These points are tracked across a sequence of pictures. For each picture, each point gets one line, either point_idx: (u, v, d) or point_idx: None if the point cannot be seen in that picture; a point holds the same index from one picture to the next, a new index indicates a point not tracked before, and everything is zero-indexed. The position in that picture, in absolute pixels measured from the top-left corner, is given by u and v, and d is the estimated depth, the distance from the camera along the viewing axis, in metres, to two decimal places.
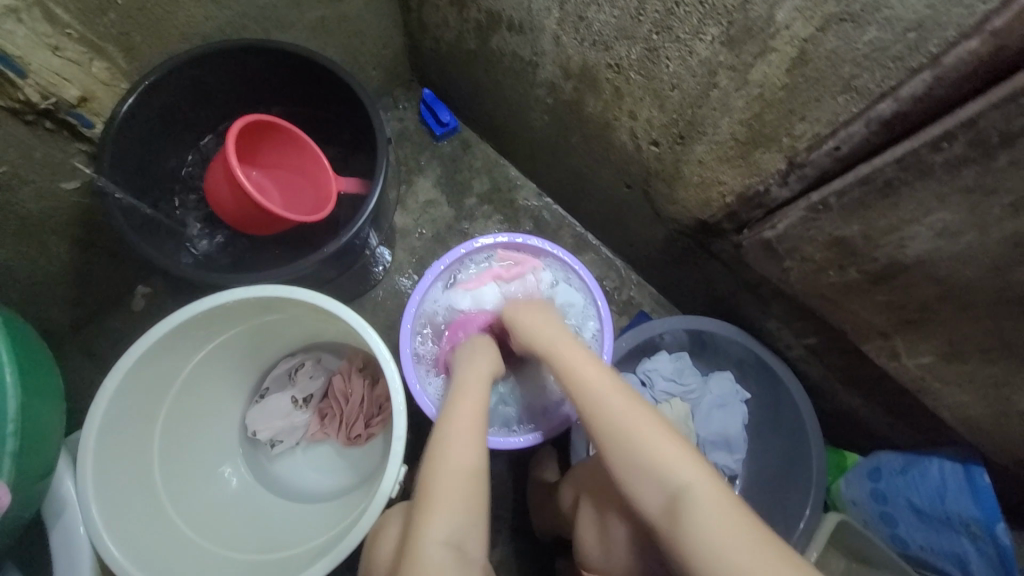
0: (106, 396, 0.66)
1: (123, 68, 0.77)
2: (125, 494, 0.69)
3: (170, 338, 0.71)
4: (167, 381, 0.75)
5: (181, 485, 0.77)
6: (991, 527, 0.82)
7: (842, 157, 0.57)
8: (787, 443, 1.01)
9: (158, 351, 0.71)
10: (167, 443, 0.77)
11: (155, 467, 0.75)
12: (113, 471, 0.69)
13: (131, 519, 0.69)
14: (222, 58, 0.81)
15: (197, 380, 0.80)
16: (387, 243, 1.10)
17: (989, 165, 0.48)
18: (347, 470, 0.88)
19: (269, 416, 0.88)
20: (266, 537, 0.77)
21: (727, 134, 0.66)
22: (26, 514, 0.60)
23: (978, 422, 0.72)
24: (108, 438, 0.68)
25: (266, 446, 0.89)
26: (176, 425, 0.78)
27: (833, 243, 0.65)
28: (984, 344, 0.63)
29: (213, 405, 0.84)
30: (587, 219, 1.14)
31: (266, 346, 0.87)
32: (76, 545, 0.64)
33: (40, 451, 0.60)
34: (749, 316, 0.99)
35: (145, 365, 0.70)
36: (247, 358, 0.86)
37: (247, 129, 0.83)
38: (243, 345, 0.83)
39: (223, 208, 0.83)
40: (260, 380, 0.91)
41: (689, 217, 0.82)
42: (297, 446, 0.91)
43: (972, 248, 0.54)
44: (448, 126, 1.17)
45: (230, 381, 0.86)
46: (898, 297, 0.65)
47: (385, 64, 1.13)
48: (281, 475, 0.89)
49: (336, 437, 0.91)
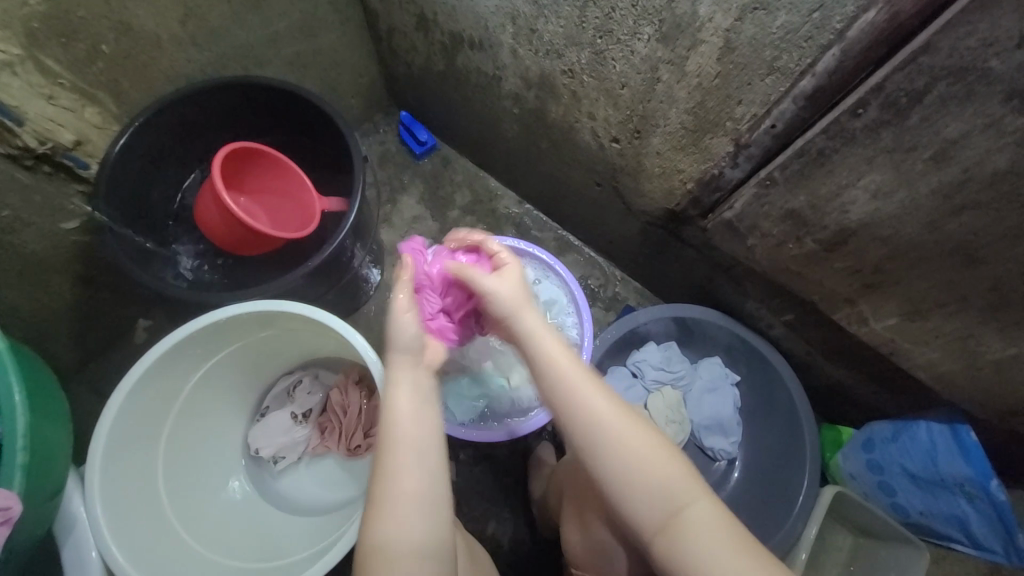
0: (109, 418, 0.70)
1: (113, 111, 0.84)
2: (133, 513, 0.72)
3: (168, 359, 0.75)
4: (168, 402, 0.78)
5: (188, 504, 0.80)
6: (986, 485, 0.80)
7: (780, 133, 0.62)
8: (780, 421, 1.02)
9: (159, 372, 0.75)
10: (172, 464, 0.80)
11: (161, 487, 0.77)
12: (121, 490, 0.72)
13: (140, 537, 0.71)
14: (204, 96, 0.87)
15: (198, 400, 0.83)
16: (376, 260, 1.15)
17: (903, 125, 0.53)
18: (348, 480, 0.90)
19: (271, 433, 0.91)
20: (272, 549, 0.79)
21: (677, 123, 0.71)
22: (38, 532, 0.63)
23: (951, 378, 0.74)
24: (113, 459, 0.71)
25: (269, 463, 0.92)
26: (181, 446, 0.82)
27: (787, 216, 0.69)
28: (941, 299, 0.66)
29: (216, 425, 0.88)
30: (566, 221, 1.18)
31: (263, 364, 0.91)
32: (87, 564, 0.66)
33: (47, 468, 0.64)
34: (728, 299, 1.01)
35: (148, 385, 0.74)
36: (246, 378, 0.90)
37: (231, 156, 0.89)
38: (240, 363, 0.87)
39: (213, 232, 0.88)
40: (261, 399, 0.94)
41: (656, 207, 0.86)
42: (300, 461, 0.94)
43: (907, 204, 0.58)
44: (427, 144, 1.23)
45: (231, 402, 0.90)
46: (855, 262, 0.68)
47: (363, 92, 1.19)
48: (286, 491, 0.91)
49: (337, 449, 0.93)
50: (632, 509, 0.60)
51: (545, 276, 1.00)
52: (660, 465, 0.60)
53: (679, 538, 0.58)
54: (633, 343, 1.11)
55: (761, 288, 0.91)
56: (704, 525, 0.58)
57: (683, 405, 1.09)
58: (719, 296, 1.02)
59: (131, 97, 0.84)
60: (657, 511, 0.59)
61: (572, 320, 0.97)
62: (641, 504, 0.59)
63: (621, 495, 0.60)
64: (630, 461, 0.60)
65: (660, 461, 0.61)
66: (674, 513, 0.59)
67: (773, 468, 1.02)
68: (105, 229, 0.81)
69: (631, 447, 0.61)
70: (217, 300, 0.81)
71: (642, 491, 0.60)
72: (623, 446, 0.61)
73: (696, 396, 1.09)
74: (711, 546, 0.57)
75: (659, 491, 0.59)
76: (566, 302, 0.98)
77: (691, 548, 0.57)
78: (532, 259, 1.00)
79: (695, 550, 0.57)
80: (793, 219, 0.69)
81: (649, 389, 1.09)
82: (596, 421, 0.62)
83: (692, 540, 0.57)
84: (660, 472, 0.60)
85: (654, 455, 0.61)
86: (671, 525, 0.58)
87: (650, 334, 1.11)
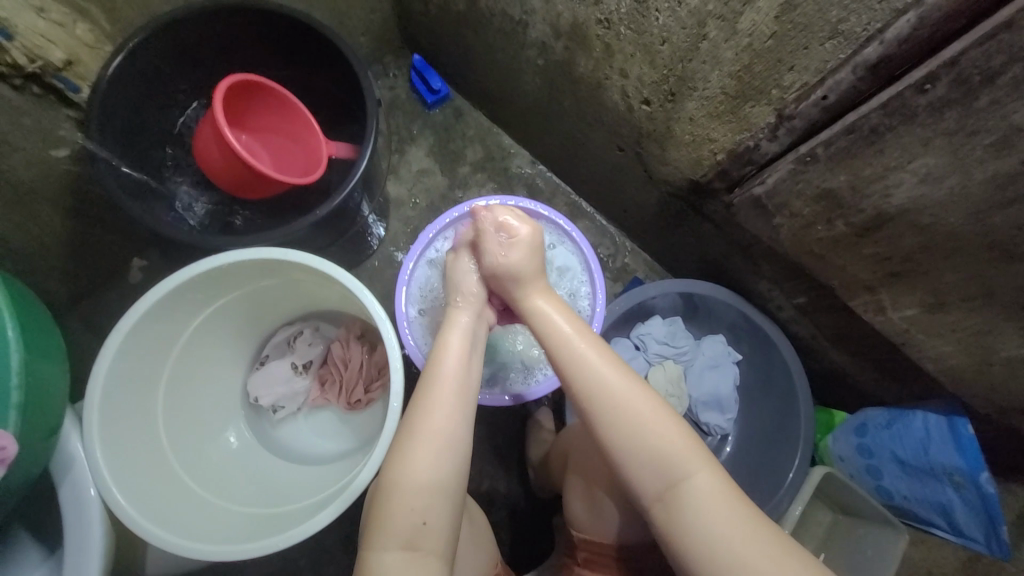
0: (107, 358, 0.68)
1: (107, 30, 0.77)
2: (132, 454, 0.71)
3: (167, 302, 0.72)
4: (167, 346, 0.76)
5: (187, 447, 0.80)
6: (975, 476, 0.83)
7: (830, 106, 0.59)
8: (778, 402, 1.03)
9: (157, 315, 0.72)
10: (171, 408, 0.79)
11: (160, 430, 0.77)
12: (119, 430, 0.70)
13: (140, 477, 0.71)
14: (205, 20, 0.80)
15: (198, 345, 0.82)
16: (381, 213, 1.10)
17: (970, 106, 0.50)
18: (348, 433, 0.91)
19: (271, 382, 0.90)
20: (271, 495, 0.80)
21: (717, 88, 0.66)
22: (35, 469, 0.62)
23: (960, 372, 0.74)
24: (111, 400, 0.70)
25: (268, 412, 0.92)
26: (179, 391, 0.80)
27: (821, 196, 0.66)
28: (967, 293, 0.64)
29: (214, 372, 0.86)
30: (580, 186, 1.14)
31: (264, 313, 0.88)
32: (84, 500, 0.66)
33: (43, 407, 0.62)
34: (741, 278, 1.00)
35: (147, 327, 0.72)
36: (247, 325, 0.88)
37: (234, 90, 0.82)
38: (241, 311, 0.84)
39: (213, 171, 0.83)
40: (261, 348, 0.93)
41: (681, 177, 0.82)
42: (299, 412, 0.94)
43: (954, 192, 0.56)
44: (440, 92, 1.16)
45: (231, 349, 0.88)
46: (884, 249, 0.66)
47: (374, 29, 1.11)
48: (285, 439, 0.91)
49: (337, 402, 0.93)
50: (634, 476, 0.61)
51: (558, 242, 0.97)
52: (661, 434, 0.60)
53: (677, 508, 0.58)
54: (639, 315, 1.10)
55: (777, 269, 0.89)
56: (702, 496, 0.58)
57: (684, 379, 1.09)
58: (731, 274, 1.00)
59: (124, 14, 0.77)
60: (657, 479, 0.59)
61: (583, 289, 0.95)
62: (645, 475, 0.60)
63: (621, 463, 0.61)
64: (631, 428, 0.61)
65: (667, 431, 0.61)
66: (673, 483, 0.59)
67: (766, 446, 1.04)
68: (95, 156, 0.75)
69: (633, 416, 0.61)
70: (217, 244, 0.77)
71: (642, 459, 0.60)
72: (625, 413, 0.62)
73: (697, 372, 1.09)
74: (709, 516, 0.57)
75: (658, 461, 0.59)
76: (577, 270, 0.96)
77: (687, 517, 0.57)
78: (545, 223, 0.97)
79: (692, 519, 0.57)
80: (827, 200, 0.66)
81: (651, 362, 1.09)
82: (599, 388, 0.63)
83: (690, 508, 0.57)
84: (666, 446, 0.60)
85: (654, 425, 0.61)
86: (670, 495, 0.59)
87: (656, 308, 1.09)
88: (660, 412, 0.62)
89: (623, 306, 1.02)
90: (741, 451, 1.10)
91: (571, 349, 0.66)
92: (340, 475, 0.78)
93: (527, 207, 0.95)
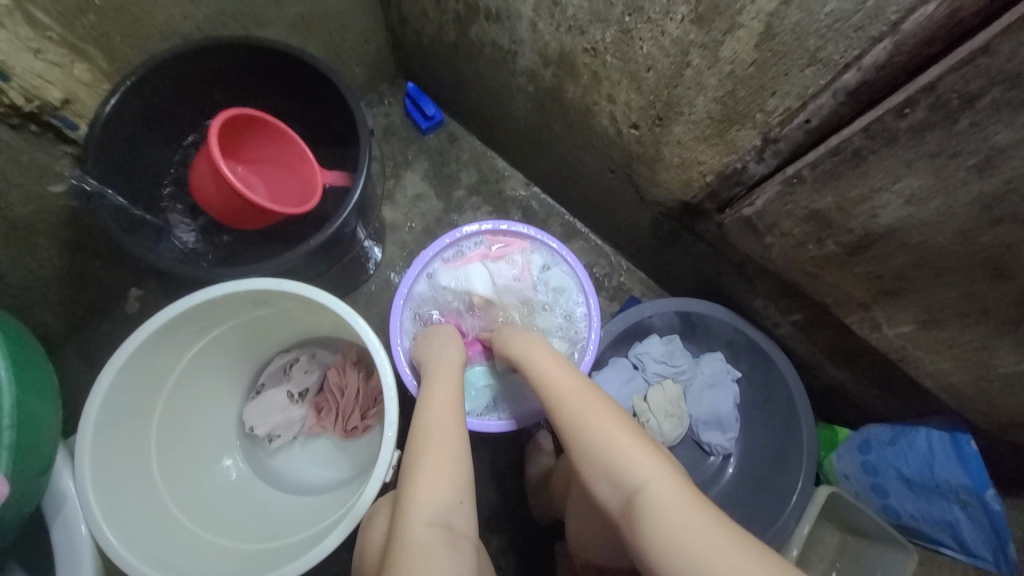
0: (99, 392, 0.68)
1: (103, 67, 0.78)
2: (125, 489, 0.71)
3: (161, 334, 0.72)
4: (161, 378, 0.76)
5: (180, 480, 0.79)
6: (981, 494, 0.81)
7: (813, 129, 0.59)
8: (779, 420, 1.02)
9: (150, 347, 0.72)
10: (164, 440, 0.78)
11: (154, 463, 0.76)
12: (111, 467, 0.70)
13: (132, 513, 0.70)
14: (201, 56, 0.82)
15: (193, 376, 0.81)
16: (377, 238, 1.11)
17: (951, 128, 0.51)
18: (344, 461, 0.90)
19: (267, 411, 0.90)
20: (265, 529, 0.79)
21: (703, 112, 0.67)
22: (26, 509, 0.61)
23: (960, 388, 0.73)
24: (104, 434, 0.69)
25: (264, 441, 0.91)
26: (173, 422, 0.80)
27: (810, 217, 0.67)
28: (960, 310, 0.64)
29: (209, 402, 0.86)
30: (574, 207, 1.15)
31: (259, 341, 0.88)
32: (77, 538, 0.65)
33: (37, 446, 0.62)
34: (736, 296, 1.00)
35: (141, 360, 0.71)
36: (242, 354, 0.87)
37: (230, 124, 0.84)
38: (236, 340, 0.84)
39: (209, 202, 0.84)
40: (256, 376, 0.92)
41: (672, 198, 0.83)
42: (295, 440, 0.93)
43: (940, 212, 0.56)
44: (434, 119, 1.18)
45: (226, 378, 0.87)
46: (876, 267, 0.66)
47: (368, 60, 1.13)
48: (281, 469, 0.90)
49: (333, 430, 0.92)
50: (602, 491, 0.61)
51: (553, 263, 0.97)
52: (620, 445, 0.62)
53: (637, 520, 0.56)
54: (636, 334, 1.09)
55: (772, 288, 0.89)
56: (658, 507, 0.56)
57: (683, 399, 1.08)
58: (727, 292, 1.00)
59: (123, 54, 0.79)
60: (619, 492, 0.60)
61: (580, 310, 0.95)
62: (611, 489, 0.60)
63: (591, 478, 0.62)
64: (594, 445, 0.62)
65: (626, 443, 0.62)
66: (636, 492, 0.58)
67: (769, 464, 1.03)
68: (94, 192, 0.77)
69: (595, 430, 0.63)
70: (213, 275, 0.77)
71: (605, 472, 0.61)
72: (589, 427, 0.64)
73: (697, 391, 1.08)
74: (671, 526, 0.54)
75: (621, 475, 0.60)
76: (572, 292, 0.96)
77: (645, 529, 0.55)
78: (538, 244, 0.98)
79: (651, 531, 0.55)
80: (816, 220, 0.66)
81: (650, 381, 1.08)
82: (566, 408, 0.67)
83: (650, 520, 0.55)
84: (625, 456, 0.61)
85: (613, 439, 0.62)
86: (631, 509, 0.58)
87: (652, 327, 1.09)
88: (621, 426, 0.64)
89: (619, 326, 1.02)
90: (743, 471, 1.08)
91: (545, 375, 0.72)
92: (336, 506, 0.77)
93: (519, 230, 0.96)
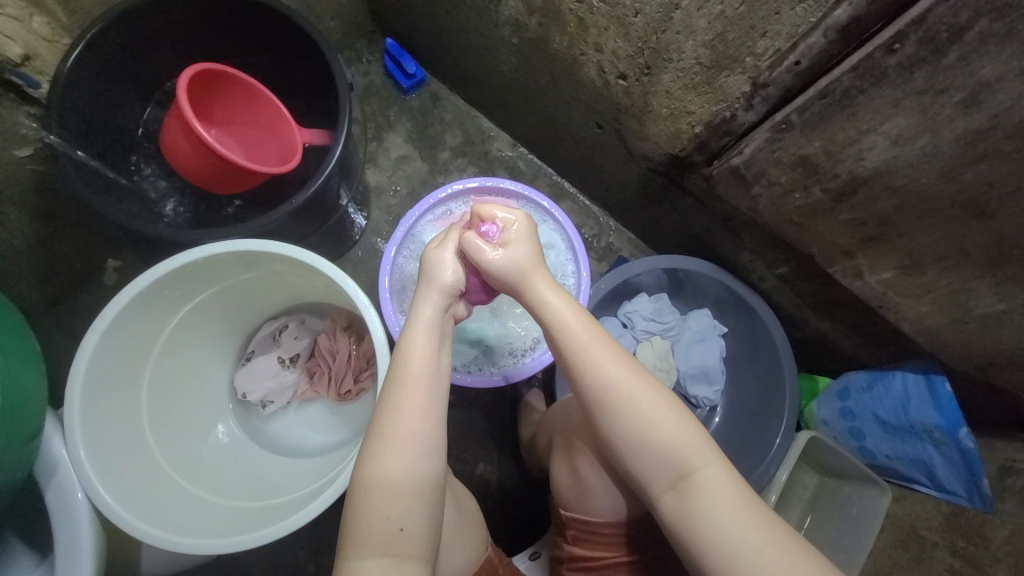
0: (84, 357, 0.67)
1: (63, 22, 0.75)
2: (119, 454, 0.71)
3: (144, 298, 0.71)
4: (146, 345, 0.75)
5: (176, 446, 0.79)
6: (953, 432, 0.85)
7: (802, 72, 0.59)
8: (763, 372, 1.05)
9: (134, 313, 0.70)
10: (156, 408, 0.78)
11: (147, 431, 0.76)
12: (105, 435, 0.70)
13: (128, 476, 0.70)
14: (163, 7, 0.78)
15: (180, 344, 0.80)
16: (362, 203, 1.09)
17: (939, 63, 0.50)
18: (338, 424, 0.91)
19: (258, 377, 0.89)
20: (261, 490, 0.79)
21: (692, 58, 0.65)
22: (20, 474, 0.61)
23: (936, 331, 0.76)
24: (93, 401, 0.69)
25: (257, 407, 0.91)
26: (163, 390, 0.79)
27: (798, 163, 0.67)
28: (940, 253, 0.66)
29: (200, 369, 0.85)
30: (561, 167, 1.13)
31: (246, 308, 0.87)
32: (69, 500, 0.65)
33: (23, 409, 0.61)
34: (723, 250, 1.01)
35: (123, 330, 0.70)
36: (229, 321, 0.86)
37: (199, 81, 0.80)
38: (222, 308, 0.83)
39: (185, 165, 0.80)
40: (245, 344, 0.92)
41: (660, 152, 0.82)
42: (289, 406, 0.93)
43: (925, 152, 0.57)
44: (415, 77, 1.13)
45: (215, 345, 0.87)
46: (860, 214, 0.67)
47: (343, 13, 1.08)
48: (276, 433, 0.91)
49: (327, 394, 0.92)
50: (643, 466, 0.62)
51: (541, 221, 0.97)
52: (672, 429, 0.61)
53: (687, 496, 0.60)
54: (625, 293, 1.10)
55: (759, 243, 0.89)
56: (715, 485, 0.60)
57: (671, 355, 1.10)
58: (713, 248, 1.01)
59: (83, 5, 0.76)
60: (667, 468, 0.61)
61: (570, 269, 0.95)
62: (656, 465, 0.61)
63: (627, 451, 0.62)
64: (641, 425, 0.61)
65: (672, 424, 0.61)
66: (688, 469, 0.61)
67: (752, 415, 1.06)
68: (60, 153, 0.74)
69: (642, 409, 0.61)
70: (193, 239, 0.76)
71: (653, 451, 0.61)
72: (636, 407, 0.62)
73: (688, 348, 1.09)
74: (715, 505, 0.59)
75: (672, 453, 0.61)
76: (562, 251, 0.96)
77: (698, 507, 0.59)
78: (526, 203, 0.97)
79: (703, 508, 0.59)
80: (804, 166, 0.66)
81: (639, 339, 1.10)
82: (605, 379, 0.62)
83: (699, 496, 0.60)
84: (672, 436, 0.61)
85: (663, 418, 0.61)
86: (682, 484, 0.60)
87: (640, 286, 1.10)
88: (671, 408, 0.62)
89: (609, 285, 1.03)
90: (727, 422, 1.12)
91: (574, 340, 0.63)
92: (334, 465, 0.78)
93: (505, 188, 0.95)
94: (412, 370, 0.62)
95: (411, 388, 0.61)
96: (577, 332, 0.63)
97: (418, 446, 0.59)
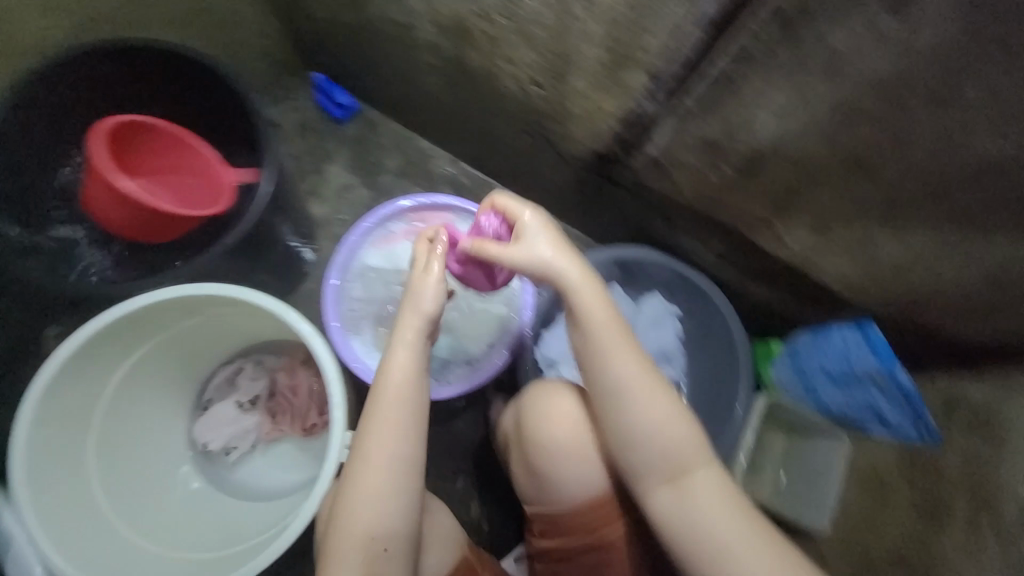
0: (24, 425, 0.78)
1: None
2: (62, 510, 0.81)
3: (73, 363, 0.81)
4: (86, 409, 0.86)
5: (139, 493, 0.91)
6: (891, 371, 0.88)
7: (693, 63, 0.70)
8: (718, 347, 1.10)
9: (62, 382, 0.81)
10: (107, 459, 0.89)
11: (93, 483, 0.86)
12: (54, 509, 0.80)
13: (72, 533, 0.80)
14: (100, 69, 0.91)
15: (121, 402, 0.91)
16: (308, 236, 1.10)
17: (801, 47, 0.64)
18: (304, 461, 1.00)
19: (217, 424, 1.00)
20: (230, 536, 0.90)
21: (595, 60, 0.74)
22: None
23: (857, 283, 0.82)
24: (55, 454, 0.82)
25: (221, 456, 1.01)
26: (112, 442, 0.90)
27: (704, 144, 0.77)
28: (845, 211, 0.75)
29: (156, 420, 0.96)
30: (498, 179, 1.18)
31: (206, 351, 0.99)
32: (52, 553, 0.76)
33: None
34: (662, 237, 1.05)
35: (62, 395, 0.82)
36: (180, 370, 0.98)
37: (116, 133, 0.94)
38: (150, 367, 0.93)
39: (113, 222, 0.95)
40: (202, 392, 1.03)
41: (585, 151, 0.86)
42: (254, 449, 1.03)
43: (806, 122, 0.69)
44: (348, 107, 1.17)
45: (170, 396, 0.99)
46: (770, 182, 0.77)
47: (269, 50, 1.14)
48: (241, 479, 1.00)
49: (291, 431, 1.03)
50: (642, 460, 0.76)
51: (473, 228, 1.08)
52: (672, 433, 0.76)
53: (681, 490, 0.75)
54: None
55: (686, 227, 0.97)
56: (704, 488, 0.75)
57: None
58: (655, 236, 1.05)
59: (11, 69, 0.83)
60: (667, 465, 0.76)
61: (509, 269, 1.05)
62: (653, 460, 0.76)
63: (637, 446, 0.76)
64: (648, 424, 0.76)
65: (673, 424, 0.76)
66: (688, 460, 0.76)
67: (701, 386, 1.14)
68: None
69: (642, 416, 0.76)
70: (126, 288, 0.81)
71: (654, 449, 0.76)
72: (653, 406, 0.77)
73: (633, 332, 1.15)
74: (699, 497, 0.74)
75: (673, 449, 0.76)
76: None
77: (681, 505, 0.75)
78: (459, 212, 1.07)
79: (693, 500, 0.75)
80: (710, 146, 0.77)
81: None
82: (625, 376, 0.77)
83: (691, 488, 0.75)
84: (673, 439, 0.76)
85: (667, 419, 0.76)
86: (678, 480, 0.75)
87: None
88: (672, 407, 0.77)
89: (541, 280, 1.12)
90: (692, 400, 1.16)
91: (600, 336, 0.77)
92: (287, 509, 0.89)
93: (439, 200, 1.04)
94: (389, 398, 0.73)
95: (384, 422, 0.72)
96: (603, 332, 0.77)
97: (393, 476, 0.71)
